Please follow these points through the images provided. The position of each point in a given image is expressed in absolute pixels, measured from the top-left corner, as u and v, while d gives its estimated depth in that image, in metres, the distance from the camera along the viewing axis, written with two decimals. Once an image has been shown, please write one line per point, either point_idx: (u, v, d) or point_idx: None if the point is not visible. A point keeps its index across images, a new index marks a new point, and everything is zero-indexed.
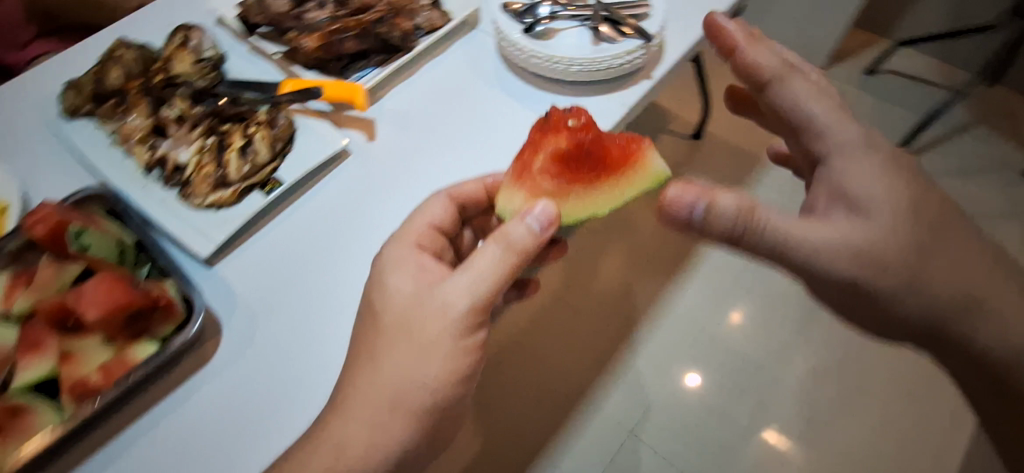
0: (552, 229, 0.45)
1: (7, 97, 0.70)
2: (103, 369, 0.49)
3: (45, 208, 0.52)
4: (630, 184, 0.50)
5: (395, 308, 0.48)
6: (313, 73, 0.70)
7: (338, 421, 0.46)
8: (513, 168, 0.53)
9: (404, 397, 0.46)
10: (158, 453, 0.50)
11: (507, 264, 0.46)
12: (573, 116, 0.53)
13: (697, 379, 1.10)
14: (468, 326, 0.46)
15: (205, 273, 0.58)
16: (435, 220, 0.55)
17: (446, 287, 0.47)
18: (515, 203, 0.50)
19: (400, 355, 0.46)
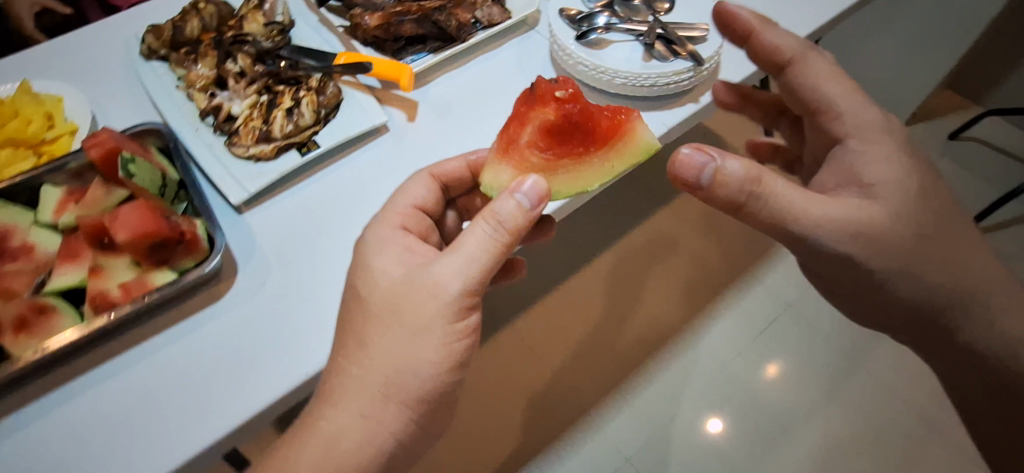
0: (541, 206, 0.45)
1: (103, 34, 0.77)
2: (124, 287, 0.53)
3: (105, 133, 0.57)
4: (619, 157, 0.52)
5: (384, 291, 0.47)
6: (369, 49, 0.73)
7: (334, 409, 0.46)
8: (499, 142, 0.54)
9: (400, 380, 0.45)
10: (158, 375, 0.53)
11: (499, 240, 0.45)
12: (561, 87, 0.55)
13: (719, 425, 1.09)
14: (460, 310, 0.45)
15: (233, 218, 0.62)
16: (418, 201, 0.56)
17: (436, 268, 0.45)
18: (502, 180, 0.52)
19: (390, 340, 0.45)
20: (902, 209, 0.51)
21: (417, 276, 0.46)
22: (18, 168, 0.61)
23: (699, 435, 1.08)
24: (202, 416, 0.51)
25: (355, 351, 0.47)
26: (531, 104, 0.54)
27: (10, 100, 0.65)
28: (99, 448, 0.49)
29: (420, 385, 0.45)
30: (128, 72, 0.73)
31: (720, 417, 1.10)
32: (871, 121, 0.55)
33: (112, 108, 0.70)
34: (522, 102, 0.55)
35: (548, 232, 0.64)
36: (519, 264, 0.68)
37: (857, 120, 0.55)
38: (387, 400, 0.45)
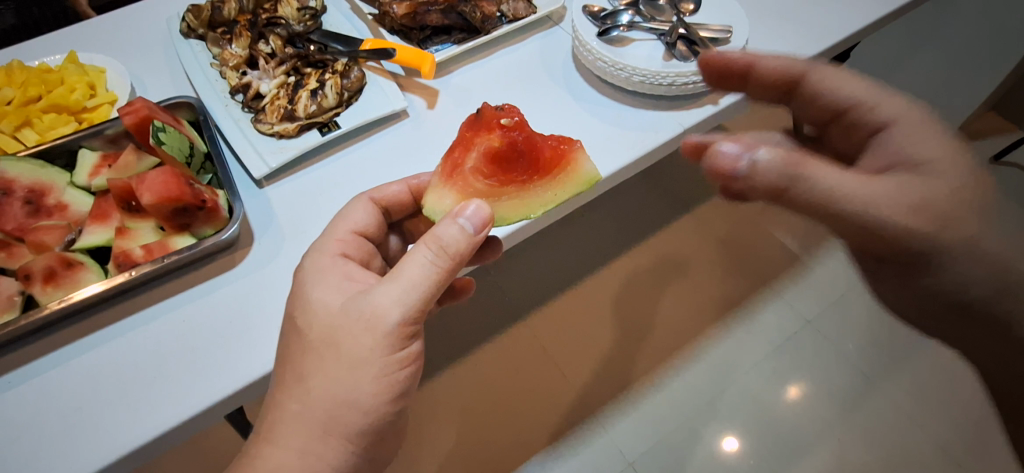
0: (484, 230, 0.46)
1: (149, 12, 0.81)
2: (145, 247, 0.56)
3: (139, 102, 0.59)
4: (562, 184, 0.53)
5: (322, 322, 0.47)
6: (395, 37, 0.76)
7: (270, 448, 0.46)
8: (444, 167, 0.55)
9: (340, 414, 0.46)
10: (171, 333, 0.56)
11: (441, 265, 0.46)
12: (506, 115, 0.56)
13: (735, 443, 1.07)
14: (398, 341, 0.46)
15: (254, 192, 0.64)
16: (358, 227, 0.56)
17: (375, 298, 0.46)
18: (446, 204, 0.52)
19: (327, 374, 0.46)
20: (970, 190, 0.46)
21: (354, 307, 0.47)
22: (60, 132, 0.65)
23: (713, 455, 1.06)
24: (209, 376, 0.53)
25: (293, 387, 0.47)
26: (477, 129, 0.54)
27: (57, 68, 0.69)
28: (111, 398, 0.52)
29: (360, 417, 0.46)
30: (168, 48, 0.77)
31: (736, 434, 1.08)
32: (905, 107, 0.49)
33: (151, 81, 0.74)
34: (468, 128, 0.56)
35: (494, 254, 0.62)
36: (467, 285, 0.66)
37: (894, 108, 0.49)
38: (329, 435, 0.46)
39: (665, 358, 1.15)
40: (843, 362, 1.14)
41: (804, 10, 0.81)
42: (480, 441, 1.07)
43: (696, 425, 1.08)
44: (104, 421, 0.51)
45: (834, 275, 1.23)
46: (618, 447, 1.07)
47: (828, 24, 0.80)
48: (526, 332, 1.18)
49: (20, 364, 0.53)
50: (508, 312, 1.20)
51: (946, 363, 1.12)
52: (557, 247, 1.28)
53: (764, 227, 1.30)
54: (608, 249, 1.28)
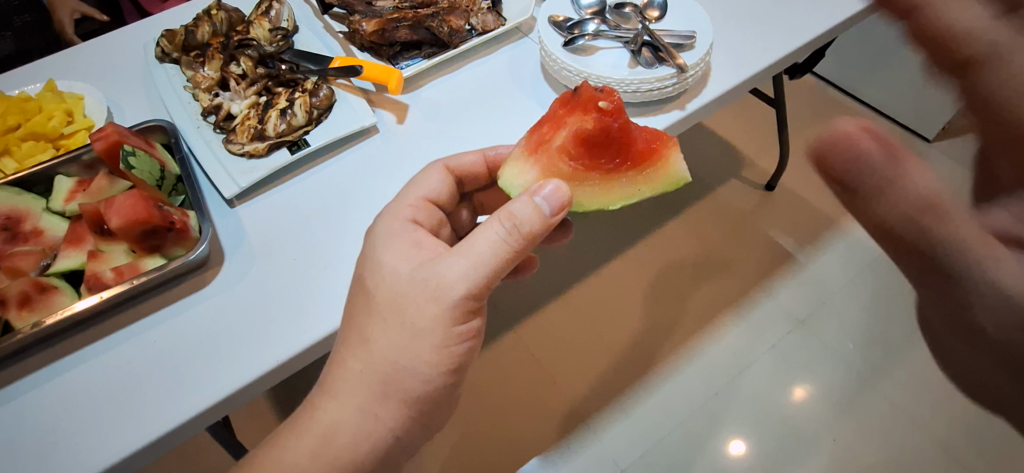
0: (560, 214, 0.46)
1: (125, 39, 0.83)
2: (116, 270, 0.57)
3: (110, 128, 0.61)
4: (648, 182, 0.53)
5: (389, 287, 0.49)
6: (365, 54, 0.77)
7: (332, 403, 0.50)
8: (530, 140, 0.55)
9: (399, 379, 0.49)
10: (144, 353, 0.57)
11: (512, 243, 0.46)
12: (606, 97, 0.55)
13: (742, 447, 1.06)
14: (461, 314, 0.48)
15: (226, 211, 0.66)
16: (430, 194, 0.59)
17: (446, 271, 0.47)
18: (525, 179, 0.53)
19: (391, 337, 0.49)
20: None
21: (423, 276, 0.48)
22: (38, 159, 0.67)
23: (720, 455, 1.05)
24: (188, 391, 0.54)
25: (356, 347, 0.50)
26: (572, 108, 0.55)
27: (35, 97, 0.71)
28: (92, 416, 0.53)
29: (418, 385, 0.49)
30: (145, 73, 0.79)
31: (742, 438, 1.07)
32: None
33: (128, 106, 0.75)
34: (562, 105, 0.57)
35: (564, 236, 0.70)
36: (531, 263, 0.71)
37: None
38: (387, 398, 0.49)
39: (659, 361, 1.15)
40: (840, 360, 1.13)
41: (774, 12, 0.81)
42: (481, 449, 1.07)
43: (697, 429, 1.08)
44: (83, 440, 0.52)
45: (825, 274, 1.23)
46: (619, 449, 1.07)
47: (797, 23, 0.80)
48: (522, 338, 1.19)
49: (16, 378, 0.55)
50: (499, 320, 1.21)
51: None
52: (545, 253, 1.28)
53: (757, 228, 1.31)
54: (598, 255, 1.28)
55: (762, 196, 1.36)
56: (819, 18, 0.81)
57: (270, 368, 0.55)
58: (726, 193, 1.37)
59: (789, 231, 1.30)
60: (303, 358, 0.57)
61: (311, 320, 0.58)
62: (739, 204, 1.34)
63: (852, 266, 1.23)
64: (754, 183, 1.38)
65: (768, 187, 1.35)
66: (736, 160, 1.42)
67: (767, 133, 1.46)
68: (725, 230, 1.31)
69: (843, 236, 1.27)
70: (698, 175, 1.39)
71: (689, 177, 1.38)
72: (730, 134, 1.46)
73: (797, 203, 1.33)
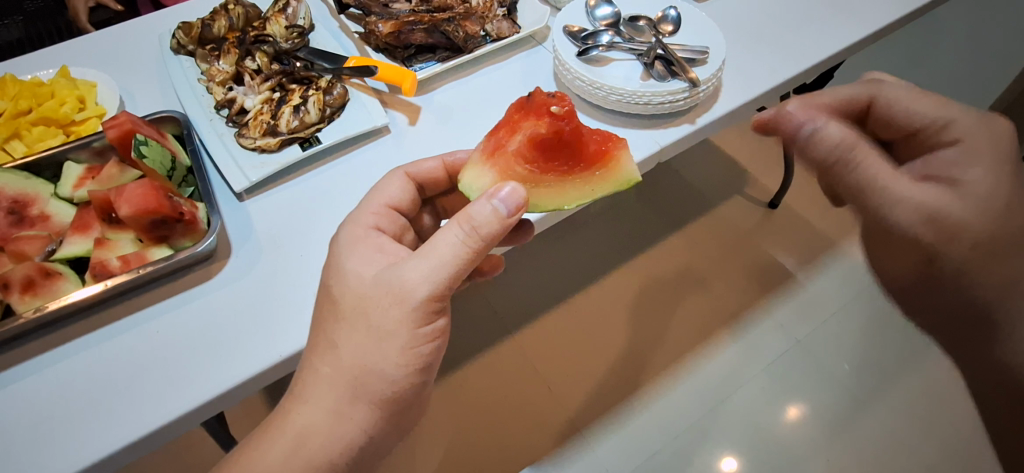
0: (516, 214, 0.46)
1: (140, 29, 0.84)
2: (123, 259, 0.56)
3: (123, 116, 0.61)
4: (600, 181, 0.53)
5: (354, 293, 0.49)
6: (380, 55, 0.78)
7: (303, 407, 0.49)
8: (486, 145, 0.55)
9: (367, 381, 0.49)
10: (144, 344, 0.56)
11: (470, 244, 0.46)
12: (557, 103, 0.55)
13: (733, 463, 1.06)
14: (424, 316, 0.48)
15: (234, 204, 0.66)
16: (392, 201, 0.58)
17: (407, 272, 0.47)
18: (483, 183, 0.53)
19: (357, 343, 0.49)
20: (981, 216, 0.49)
21: (385, 281, 0.48)
22: (47, 144, 0.66)
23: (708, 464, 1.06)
24: (190, 382, 0.54)
25: (325, 352, 0.50)
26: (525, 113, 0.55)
27: (49, 82, 0.71)
28: (90, 404, 0.53)
29: (386, 385, 0.49)
30: (158, 65, 0.79)
31: (734, 455, 1.06)
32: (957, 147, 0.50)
33: (141, 95, 0.76)
34: (518, 109, 0.57)
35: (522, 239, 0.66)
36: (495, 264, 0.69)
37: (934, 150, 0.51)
38: (357, 400, 0.49)
39: (655, 374, 1.15)
40: (835, 380, 1.13)
41: (787, 32, 0.82)
42: (473, 455, 1.07)
43: (689, 444, 1.07)
44: (80, 427, 0.51)
45: (824, 293, 1.23)
46: (610, 459, 1.06)
47: (811, 43, 0.81)
48: (518, 345, 1.18)
49: (14, 363, 0.54)
50: (497, 326, 1.21)
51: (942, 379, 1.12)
52: (547, 261, 1.29)
53: (759, 244, 1.31)
54: (599, 265, 1.28)
55: (764, 213, 1.36)
56: (830, 39, 0.82)
57: (274, 362, 0.55)
58: (729, 209, 1.37)
59: (789, 249, 1.30)
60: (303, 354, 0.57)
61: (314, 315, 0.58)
62: (741, 221, 1.35)
63: (851, 288, 1.23)
64: (757, 200, 1.39)
65: (770, 204, 1.36)
66: (740, 177, 1.42)
67: (771, 152, 1.47)
68: (725, 245, 1.31)
69: (843, 257, 1.27)
70: (701, 190, 1.39)
71: (691, 192, 1.39)
72: (734, 150, 1.47)
73: (799, 223, 1.34)
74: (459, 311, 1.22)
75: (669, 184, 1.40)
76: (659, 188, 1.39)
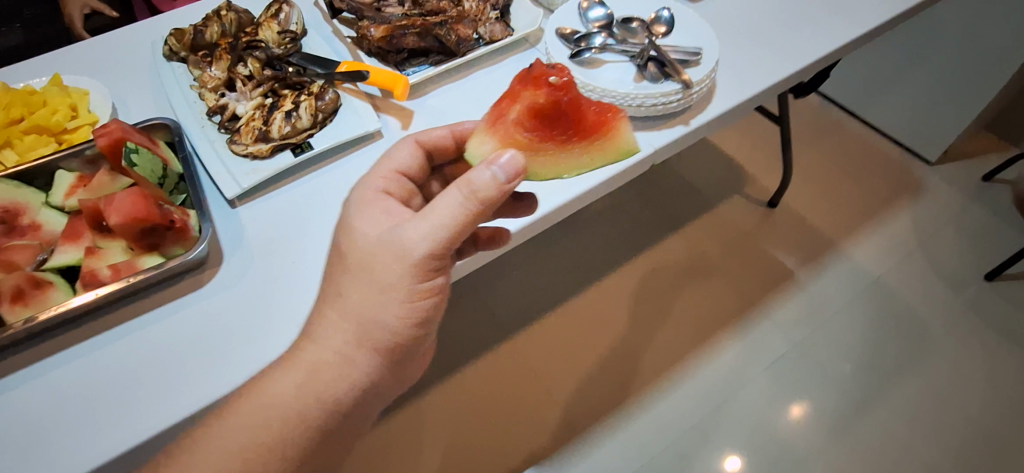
0: (516, 181, 0.44)
1: (131, 36, 0.83)
2: (113, 267, 0.56)
3: (114, 125, 0.61)
4: (599, 151, 0.55)
5: (358, 248, 0.48)
6: (373, 60, 0.77)
7: (312, 345, 0.49)
8: (490, 114, 0.55)
9: (369, 331, 0.48)
10: (135, 354, 0.56)
11: (469, 207, 0.44)
12: (556, 72, 0.56)
13: (737, 463, 1.05)
14: (423, 273, 0.47)
15: (225, 211, 0.65)
16: (402, 166, 0.56)
17: (407, 231, 0.46)
18: (485, 149, 0.53)
19: (360, 294, 0.47)
20: None
21: (387, 238, 0.47)
22: (40, 152, 0.66)
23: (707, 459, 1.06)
24: (181, 391, 0.54)
25: (333, 300, 0.49)
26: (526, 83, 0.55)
27: (41, 90, 0.71)
28: (80, 414, 0.52)
29: (387, 336, 0.48)
30: (151, 71, 0.79)
31: (738, 455, 1.06)
32: None
33: (133, 103, 0.75)
34: (518, 79, 0.57)
35: (530, 208, 0.65)
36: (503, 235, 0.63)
37: None
38: (361, 345, 0.48)
39: (656, 376, 1.14)
40: (835, 381, 1.12)
41: (782, 31, 0.82)
42: (472, 458, 1.06)
43: (689, 445, 1.07)
44: (70, 438, 0.51)
45: (824, 292, 1.22)
46: (611, 461, 1.06)
47: (807, 44, 0.81)
48: (517, 347, 1.18)
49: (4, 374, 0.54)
50: (496, 328, 1.20)
51: (943, 378, 1.12)
52: (545, 263, 1.28)
53: (759, 243, 1.31)
54: (598, 265, 1.28)
55: (763, 212, 1.36)
56: (826, 38, 0.82)
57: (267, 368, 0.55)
58: (728, 208, 1.37)
59: (789, 248, 1.30)
60: None
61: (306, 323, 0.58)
62: (741, 220, 1.34)
63: (851, 287, 1.23)
64: (756, 199, 1.38)
65: (770, 203, 1.36)
66: (739, 176, 1.42)
67: (771, 151, 1.46)
68: (724, 245, 1.31)
69: (842, 256, 1.27)
70: (700, 190, 1.39)
71: (691, 191, 1.39)
72: (733, 150, 1.47)
73: (799, 221, 1.34)
74: (458, 313, 1.21)
75: (668, 183, 1.40)
76: (658, 188, 1.39)
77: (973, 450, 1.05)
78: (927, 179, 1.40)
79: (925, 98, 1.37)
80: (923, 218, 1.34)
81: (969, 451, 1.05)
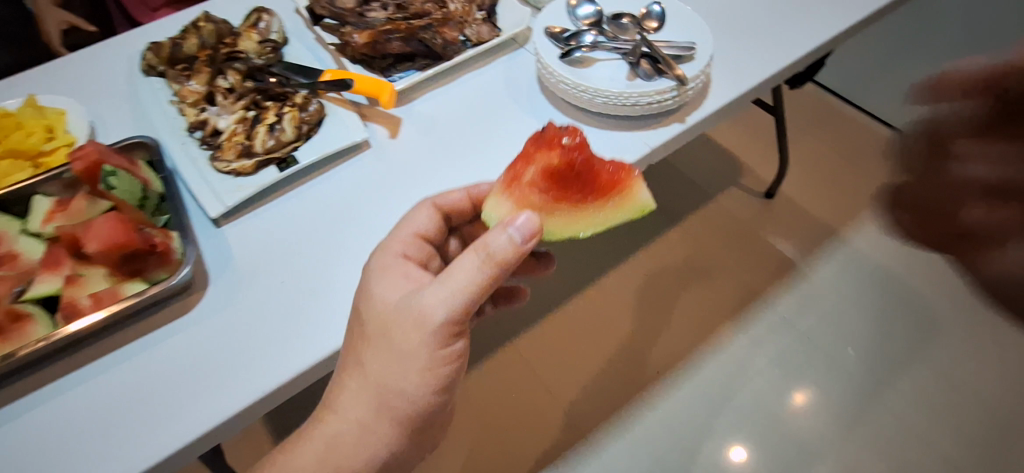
0: (533, 241, 0.46)
1: (107, 52, 0.81)
2: (94, 296, 0.54)
3: (90, 146, 0.58)
4: (616, 208, 0.52)
5: (378, 316, 0.50)
6: (357, 67, 0.75)
7: (334, 415, 0.52)
8: (504, 176, 0.55)
9: (389, 399, 0.50)
10: (120, 386, 0.54)
11: (486, 272, 0.46)
12: (569, 134, 0.55)
13: (743, 453, 1.04)
14: (443, 339, 0.49)
15: (211, 231, 0.63)
16: (420, 230, 0.56)
17: (425, 298, 0.48)
18: (501, 212, 0.52)
19: (381, 361, 0.50)
20: None
21: (406, 305, 0.49)
22: (15, 178, 0.64)
23: (718, 458, 1.04)
24: (170, 423, 0.52)
25: (353, 368, 0.51)
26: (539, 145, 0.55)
27: (15, 113, 0.68)
28: (65, 453, 0.50)
29: (407, 404, 0.51)
30: (129, 88, 0.77)
31: (744, 445, 1.05)
32: None
33: (111, 122, 0.73)
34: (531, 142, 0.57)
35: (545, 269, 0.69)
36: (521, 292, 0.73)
37: None
38: (381, 415, 0.51)
39: (660, 375, 1.12)
40: (842, 372, 1.11)
41: (775, 21, 0.80)
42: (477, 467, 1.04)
43: (695, 443, 1.05)
44: None
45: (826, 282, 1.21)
46: (618, 464, 1.04)
47: (801, 33, 0.79)
48: (518, 351, 1.16)
49: None
50: (496, 332, 1.18)
51: (951, 364, 1.11)
52: None
53: (758, 235, 1.29)
54: (597, 264, 1.26)
55: (761, 203, 1.34)
56: (820, 26, 0.80)
57: (259, 396, 0.53)
58: (725, 200, 1.35)
59: (789, 238, 1.28)
60: (288, 388, 0.55)
61: (298, 347, 0.56)
62: (739, 212, 1.33)
63: (853, 275, 1.21)
64: (753, 191, 1.37)
65: (767, 194, 1.34)
66: (735, 167, 1.40)
67: (767, 142, 1.45)
68: (724, 238, 1.29)
69: (843, 245, 1.26)
70: (697, 183, 1.37)
71: (687, 185, 1.37)
72: (728, 141, 1.45)
73: (797, 211, 1.32)
74: None
75: (664, 178, 1.38)
76: (654, 183, 1.37)
77: (985, 436, 1.03)
78: None
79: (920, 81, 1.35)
80: None
81: (980, 438, 1.03)
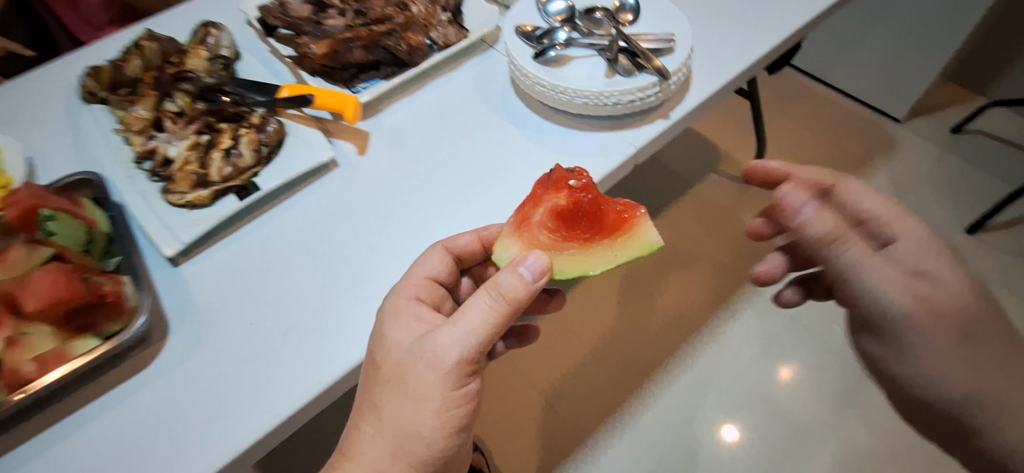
0: (544, 278, 0.46)
1: (39, 79, 0.74)
2: (38, 360, 0.48)
3: (24, 191, 0.53)
4: (623, 246, 0.50)
5: (391, 359, 0.47)
6: (317, 79, 0.69)
7: (349, 464, 0.46)
8: (513, 218, 0.53)
9: (405, 443, 0.46)
10: (74, 457, 0.48)
11: (499, 310, 0.45)
12: (576, 176, 0.54)
13: (735, 432, 1.03)
14: (459, 379, 0.46)
15: (168, 272, 0.58)
16: (433, 274, 0.54)
17: (439, 338, 0.46)
18: (512, 253, 0.50)
19: (395, 405, 0.46)
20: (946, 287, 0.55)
21: (419, 345, 0.47)
22: None
23: (720, 454, 1.02)
24: None
25: (367, 412, 0.48)
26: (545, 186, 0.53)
27: None
28: None
29: (424, 448, 0.47)
30: (66, 119, 0.70)
31: (735, 423, 1.04)
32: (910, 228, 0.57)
33: (49, 157, 0.67)
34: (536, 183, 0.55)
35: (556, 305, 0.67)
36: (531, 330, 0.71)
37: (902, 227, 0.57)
38: (398, 460, 0.46)
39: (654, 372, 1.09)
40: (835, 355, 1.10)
41: (750, 6, 0.78)
42: None
43: (693, 439, 1.03)
44: None
45: None
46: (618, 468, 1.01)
47: (777, 17, 0.76)
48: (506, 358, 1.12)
49: None
50: None
51: None
52: None
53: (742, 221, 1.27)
54: None
55: (742, 189, 1.33)
56: (796, 9, 0.77)
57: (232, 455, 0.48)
58: (706, 188, 1.33)
59: None
60: (264, 442, 0.50)
61: (271, 395, 0.51)
62: (721, 199, 1.31)
63: None
64: (732, 177, 1.35)
65: None
66: (713, 154, 1.38)
67: (743, 126, 1.43)
68: (707, 226, 1.27)
69: None
70: (676, 172, 1.35)
71: (666, 175, 1.34)
72: (704, 128, 1.43)
73: None
74: None
75: (643, 169, 1.35)
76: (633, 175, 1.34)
77: None
78: (898, 137, 1.39)
79: (890, 57, 1.34)
80: (899, 177, 1.33)
81: None
